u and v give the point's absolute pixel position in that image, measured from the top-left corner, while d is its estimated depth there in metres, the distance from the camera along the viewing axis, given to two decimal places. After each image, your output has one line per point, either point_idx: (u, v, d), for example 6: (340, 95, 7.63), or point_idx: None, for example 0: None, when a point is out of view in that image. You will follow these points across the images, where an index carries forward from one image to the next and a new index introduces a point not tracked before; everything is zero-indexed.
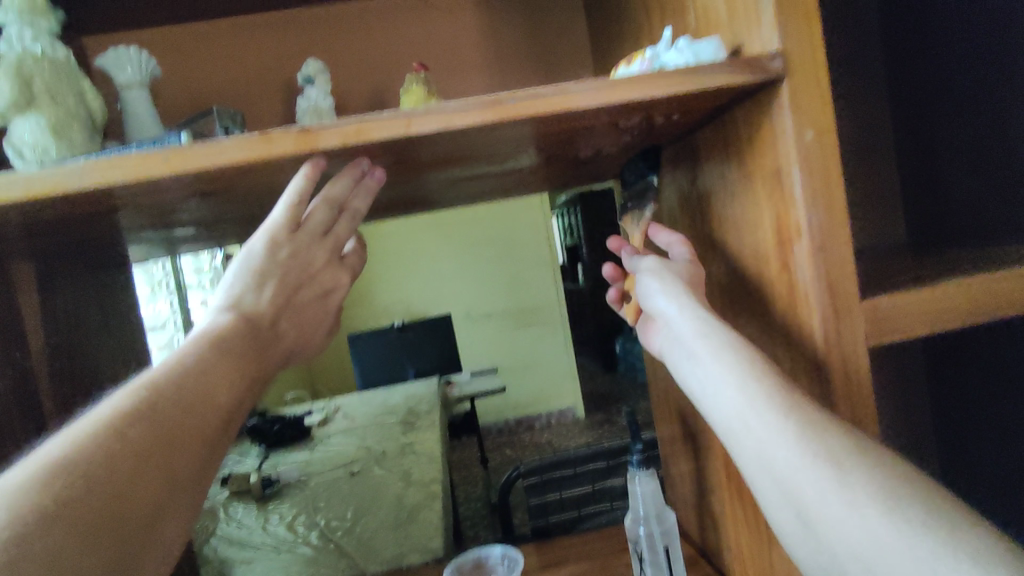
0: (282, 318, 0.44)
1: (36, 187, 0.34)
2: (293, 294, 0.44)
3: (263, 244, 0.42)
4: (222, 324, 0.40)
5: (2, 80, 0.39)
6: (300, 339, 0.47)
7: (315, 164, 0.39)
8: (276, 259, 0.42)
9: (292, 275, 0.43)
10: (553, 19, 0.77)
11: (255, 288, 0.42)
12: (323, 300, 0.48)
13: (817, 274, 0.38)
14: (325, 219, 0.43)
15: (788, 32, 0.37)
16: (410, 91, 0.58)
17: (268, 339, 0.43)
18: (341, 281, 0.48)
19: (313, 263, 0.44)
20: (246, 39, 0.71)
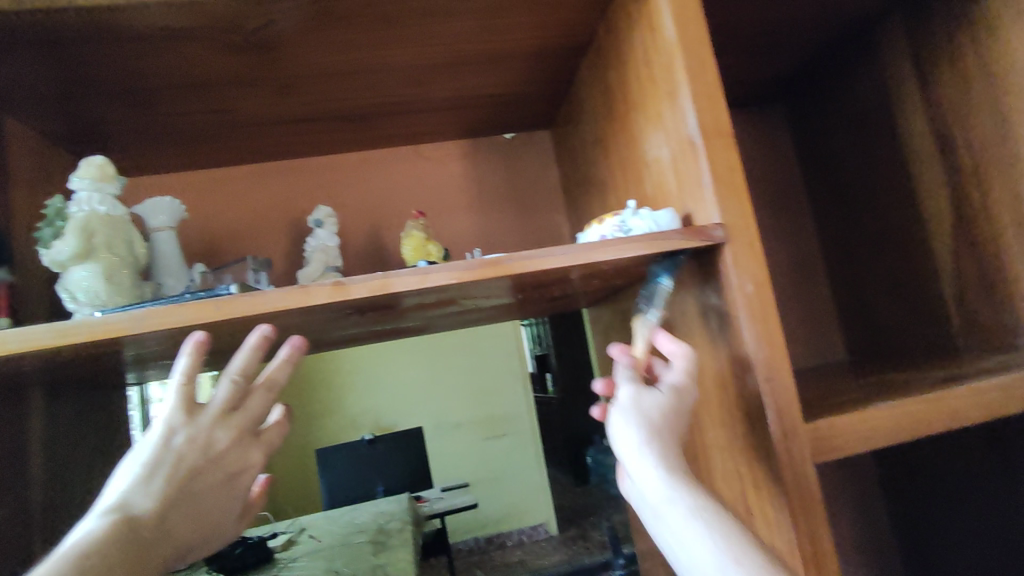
0: (178, 511, 0.42)
1: (104, 331, 0.40)
2: (193, 482, 0.43)
3: (158, 435, 0.42)
4: (102, 527, 0.38)
5: (70, 237, 0.45)
6: (195, 535, 0.43)
7: (199, 341, 0.43)
8: (172, 448, 0.42)
9: (193, 460, 0.43)
10: (529, 169, 0.89)
11: (145, 484, 0.41)
12: (229, 487, 0.45)
13: (767, 402, 0.45)
14: (233, 398, 0.45)
15: (726, 208, 0.47)
16: (409, 235, 0.66)
17: (156, 537, 0.40)
18: (250, 461, 0.46)
19: (215, 445, 0.44)
20: (259, 184, 0.80)
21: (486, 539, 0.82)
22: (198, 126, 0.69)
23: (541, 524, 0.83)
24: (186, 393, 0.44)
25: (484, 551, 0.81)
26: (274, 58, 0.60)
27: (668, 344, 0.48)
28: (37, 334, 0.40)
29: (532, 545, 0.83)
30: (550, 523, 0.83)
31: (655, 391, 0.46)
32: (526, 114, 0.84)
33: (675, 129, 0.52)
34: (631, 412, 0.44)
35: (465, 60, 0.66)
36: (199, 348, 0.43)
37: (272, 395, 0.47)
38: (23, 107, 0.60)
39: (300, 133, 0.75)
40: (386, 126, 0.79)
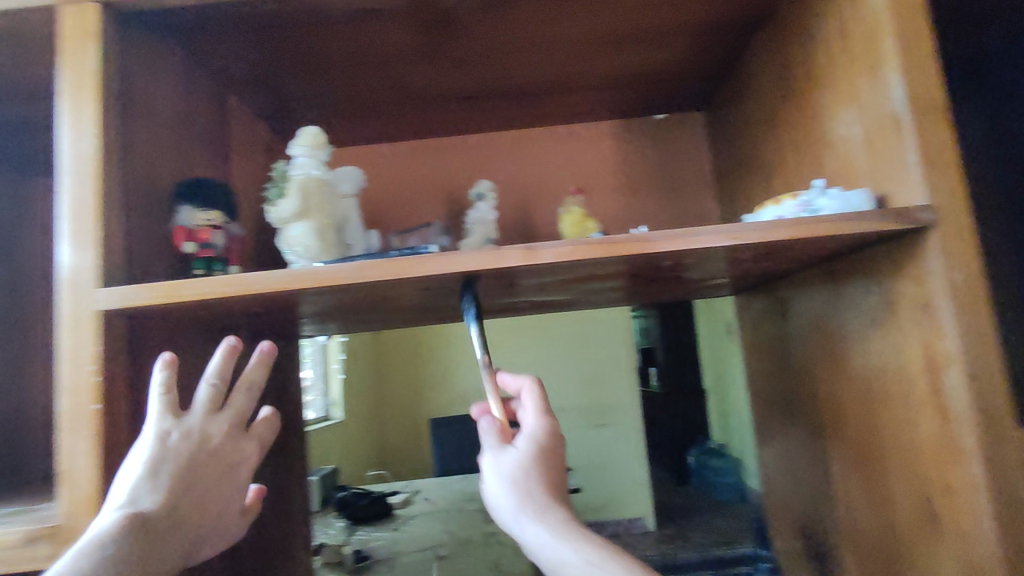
0: (187, 502, 0.46)
1: (321, 282, 0.44)
2: (193, 474, 0.46)
3: (151, 438, 0.45)
4: (114, 525, 0.41)
5: (292, 197, 0.51)
6: (204, 525, 0.48)
7: (264, 349, 0.50)
8: (170, 447, 0.45)
9: (190, 456, 0.46)
10: (681, 150, 0.87)
11: (149, 482, 0.44)
12: (229, 478, 0.50)
13: (970, 400, 0.42)
14: (214, 400, 0.49)
15: (937, 189, 0.44)
16: (568, 211, 0.68)
17: (167, 528, 0.44)
18: (246, 452, 0.51)
19: (209, 440, 0.48)
20: (421, 159, 0.85)
21: None
22: (378, 100, 0.75)
23: None
24: (169, 401, 0.46)
25: None
26: (457, 35, 0.63)
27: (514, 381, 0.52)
28: (272, 278, 0.44)
29: None
30: None
31: (509, 449, 0.46)
32: (682, 93, 0.82)
33: (875, 104, 0.49)
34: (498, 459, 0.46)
35: (634, 35, 0.66)
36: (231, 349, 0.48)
37: (253, 391, 0.51)
38: (241, 84, 0.69)
39: (464, 109, 0.79)
40: (544, 104, 0.80)
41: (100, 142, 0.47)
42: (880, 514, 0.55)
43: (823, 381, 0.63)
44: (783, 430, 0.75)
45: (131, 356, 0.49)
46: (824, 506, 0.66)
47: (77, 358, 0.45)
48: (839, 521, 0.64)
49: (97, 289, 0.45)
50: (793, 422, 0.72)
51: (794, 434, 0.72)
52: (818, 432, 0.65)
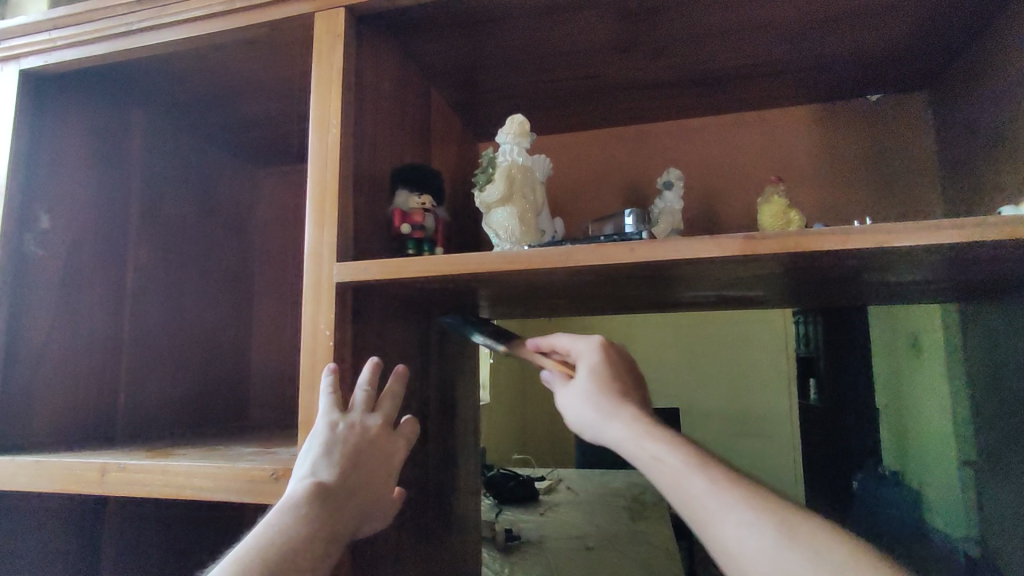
0: (353, 482, 0.48)
1: (538, 262, 0.46)
2: (357, 459, 0.48)
3: (321, 424, 0.48)
4: (298, 494, 0.45)
5: (498, 182, 0.54)
6: (368, 507, 0.49)
7: (398, 370, 0.52)
8: (338, 435, 0.48)
9: (355, 444, 0.48)
10: (897, 136, 0.77)
11: (324, 460, 0.47)
12: (386, 467, 0.51)
13: None
14: (368, 400, 0.50)
15: None
16: (769, 200, 0.63)
17: (342, 500, 0.46)
18: (397, 447, 0.52)
19: (368, 432, 0.49)
20: (603, 149, 0.85)
21: None
22: (568, 91, 0.75)
23: None
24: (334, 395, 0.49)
25: None
26: (660, 20, 0.61)
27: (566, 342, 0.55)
28: (490, 259, 0.46)
29: None
30: None
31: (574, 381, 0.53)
32: (904, 72, 0.72)
33: None
34: (580, 391, 0.51)
35: (858, 11, 0.59)
36: (375, 366, 0.51)
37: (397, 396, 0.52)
38: (444, 78, 0.73)
39: (653, 97, 0.77)
40: (740, 89, 0.76)
41: (340, 133, 0.52)
42: None
43: None
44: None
45: (358, 324, 0.53)
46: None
47: (317, 322, 0.50)
48: None
49: (335, 265, 0.50)
50: None
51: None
52: None
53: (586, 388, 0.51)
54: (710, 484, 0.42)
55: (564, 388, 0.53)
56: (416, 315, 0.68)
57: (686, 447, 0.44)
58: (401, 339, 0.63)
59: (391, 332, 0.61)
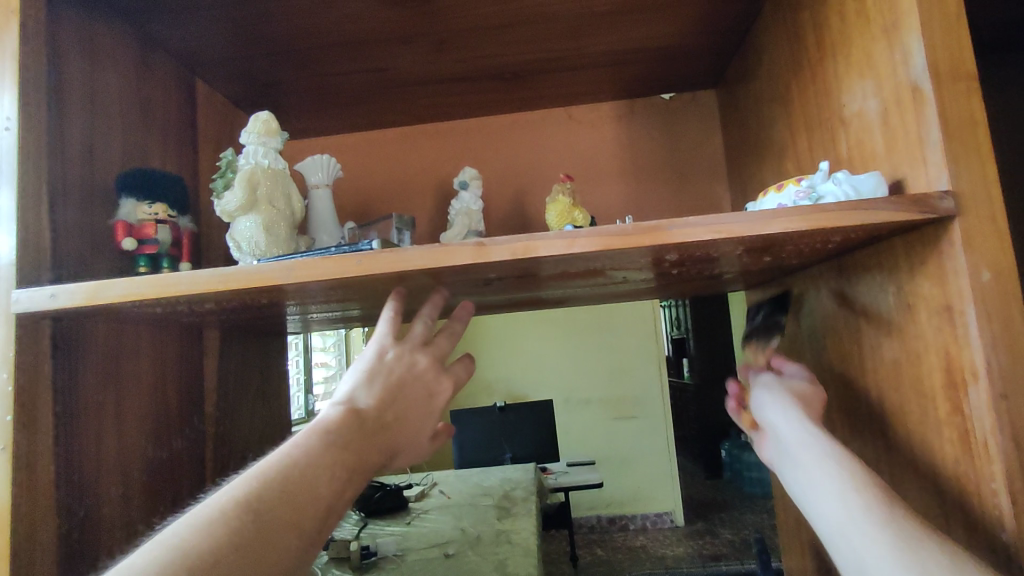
0: (392, 418, 0.40)
1: (257, 279, 0.40)
2: (404, 390, 0.42)
3: (372, 349, 0.43)
4: (335, 415, 0.38)
5: (237, 188, 0.48)
6: (405, 442, 0.42)
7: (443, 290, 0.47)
8: (385, 362, 0.42)
9: (401, 373, 0.42)
10: (687, 134, 0.80)
11: (366, 387, 0.41)
12: (430, 409, 0.44)
13: (997, 424, 0.35)
14: (423, 332, 0.45)
15: (958, 173, 0.36)
16: (555, 200, 0.62)
17: (376, 432, 0.39)
18: (443, 387, 0.45)
19: (417, 366, 0.43)
20: (410, 147, 0.81)
21: None
22: (356, 86, 0.70)
23: None
24: (393, 322, 0.44)
25: None
26: (429, 11, 0.57)
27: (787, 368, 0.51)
28: (201, 279, 0.40)
29: None
30: None
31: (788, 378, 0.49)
32: (690, 70, 0.74)
33: (892, 75, 0.41)
34: (771, 390, 0.47)
35: (624, 8, 0.60)
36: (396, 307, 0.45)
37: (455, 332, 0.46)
38: (209, 71, 0.65)
39: (452, 93, 0.74)
40: (536, 86, 0.74)
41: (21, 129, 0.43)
42: None
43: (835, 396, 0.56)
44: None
45: (62, 358, 0.45)
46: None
47: None
48: None
49: (13, 290, 0.41)
50: None
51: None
52: None
53: (790, 399, 0.45)
54: (817, 455, 0.39)
55: (764, 380, 0.49)
56: (172, 339, 0.59)
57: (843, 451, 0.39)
58: (147, 370, 0.55)
59: (130, 366, 0.53)
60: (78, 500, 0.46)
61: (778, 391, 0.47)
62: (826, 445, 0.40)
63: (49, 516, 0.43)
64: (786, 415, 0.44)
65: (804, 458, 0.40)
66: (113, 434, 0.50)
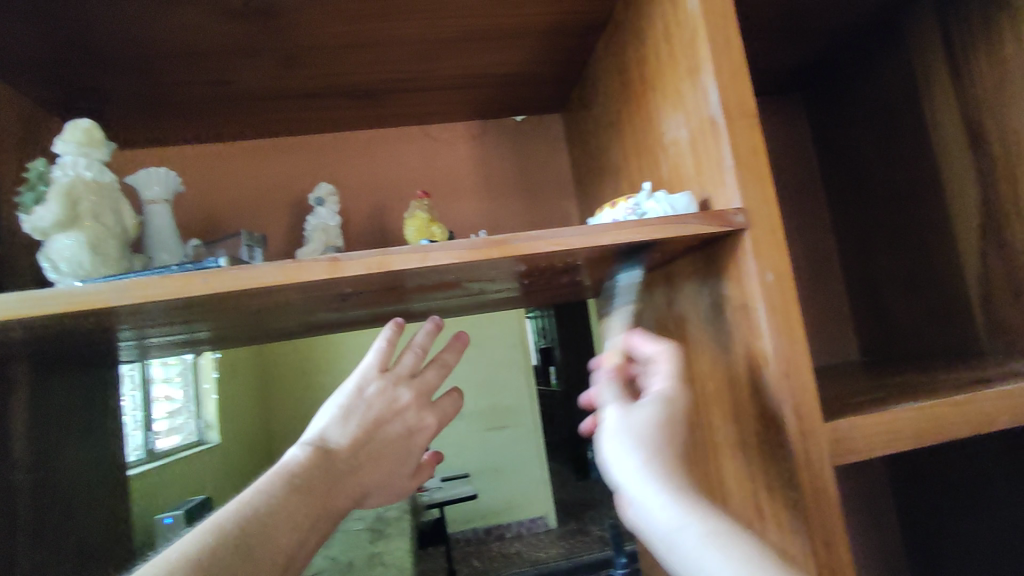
0: (362, 457, 0.46)
1: (81, 303, 0.37)
2: (378, 431, 0.47)
3: (354, 383, 0.47)
4: (304, 455, 0.43)
5: (52, 202, 0.43)
6: (376, 478, 0.47)
7: (435, 321, 0.49)
8: (363, 398, 0.47)
9: (377, 411, 0.47)
10: (538, 153, 0.86)
11: (341, 425, 0.46)
12: (407, 444, 0.49)
13: (783, 399, 0.42)
14: (413, 366, 0.48)
15: (747, 193, 0.44)
16: (412, 215, 0.64)
17: (343, 474, 0.44)
18: (427, 422, 0.50)
19: (397, 402, 0.48)
20: (260, 161, 0.78)
21: (484, 531, 0.93)
22: (197, 96, 0.66)
23: (541, 517, 0.95)
24: (380, 357, 0.48)
25: (480, 542, 0.93)
26: (276, 25, 0.56)
27: (646, 347, 0.47)
28: (12, 304, 0.37)
29: (529, 537, 0.94)
30: (549, 517, 0.95)
31: (644, 406, 0.42)
32: (537, 95, 0.80)
33: (695, 109, 0.49)
34: (631, 431, 0.40)
35: (473, 36, 0.63)
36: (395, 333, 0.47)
37: (444, 370, 0.51)
38: (14, 72, 0.58)
39: (304, 107, 0.72)
40: (391, 104, 0.75)
41: None
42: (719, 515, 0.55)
43: None
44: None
45: None
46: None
47: None
48: None
49: None
50: None
51: None
52: None
53: (653, 443, 0.40)
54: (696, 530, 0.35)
55: (620, 415, 0.42)
56: None
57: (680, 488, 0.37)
58: None
59: None
60: None
61: (646, 441, 0.40)
62: (700, 521, 0.35)
63: None
64: (641, 468, 0.38)
65: (684, 547, 0.35)
66: None
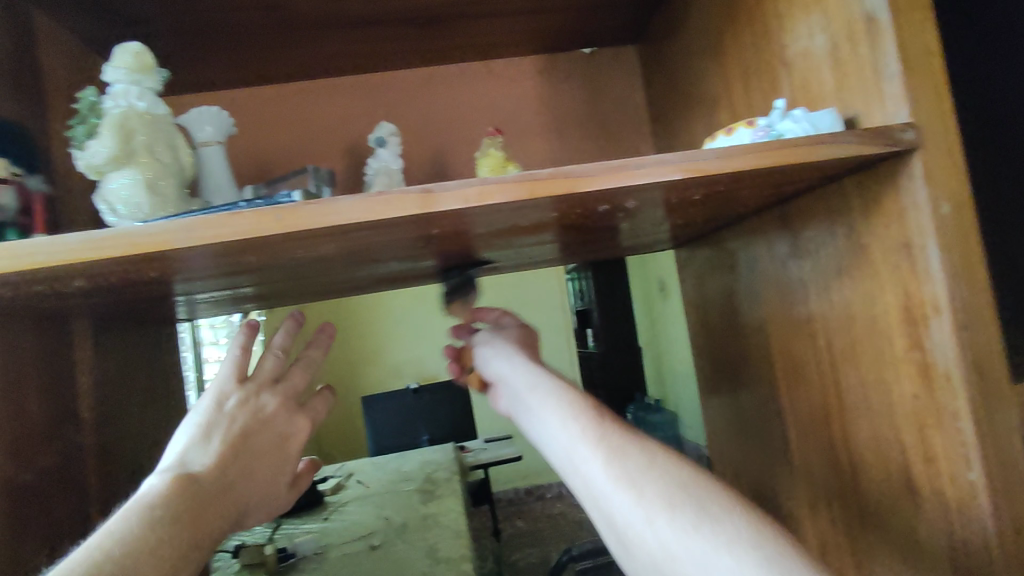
0: (233, 473, 0.42)
1: (145, 244, 0.32)
2: (249, 441, 0.44)
3: (209, 401, 0.44)
4: (162, 485, 0.37)
5: (106, 135, 0.38)
6: (253, 494, 0.44)
7: (296, 317, 0.49)
8: (225, 410, 0.43)
9: (243, 423, 0.44)
10: (611, 90, 0.77)
11: (201, 445, 0.42)
12: (281, 450, 0.47)
13: (962, 355, 0.35)
14: (274, 371, 0.47)
15: (918, 104, 0.36)
16: (486, 154, 0.57)
17: (218, 493, 0.40)
18: (299, 425, 0.49)
19: (265, 408, 0.45)
20: (314, 103, 0.72)
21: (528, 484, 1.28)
22: (247, 28, 0.60)
23: None
24: (236, 364, 0.46)
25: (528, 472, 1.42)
26: None
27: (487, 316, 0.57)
28: (69, 246, 0.31)
29: None
30: None
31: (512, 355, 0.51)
32: (614, 22, 0.71)
33: (841, 7, 0.40)
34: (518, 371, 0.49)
35: None
36: (245, 335, 0.46)
37: (310, 368, 0.50)
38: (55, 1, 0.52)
39: (361, 40, 0.65)
40: (453, 35, 0.68)
41: None
42: (843, 484, 0.49)
43: (781, 344, 0.56)
44: (728, 388, 0.69)
45: None
46: (772, 469, 0.62)
47: None
48: (787, 491, 0.59)
49: None
50: (743, 380, 0.65)
51: (744, 395, 0.65)
52: (773, 387, 0.59)
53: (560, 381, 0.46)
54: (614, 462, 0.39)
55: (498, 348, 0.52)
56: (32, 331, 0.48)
57: (569, 391, 0.45)
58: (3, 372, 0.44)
59: None
60: None
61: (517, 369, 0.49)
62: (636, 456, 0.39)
63: None
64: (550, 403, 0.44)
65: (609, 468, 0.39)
66: None
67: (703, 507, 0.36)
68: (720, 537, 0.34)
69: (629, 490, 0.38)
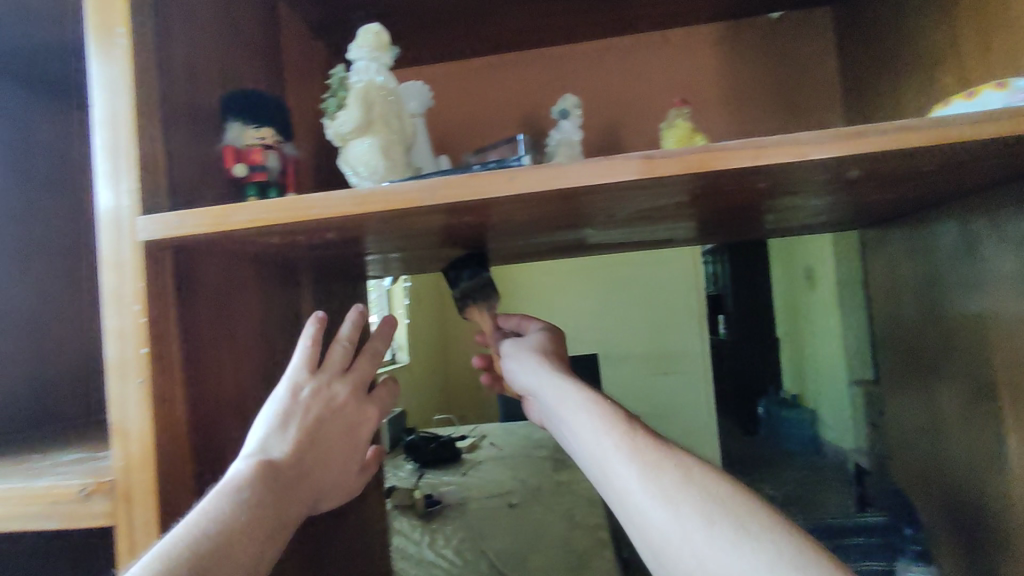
0: (307, 462, 0.45)
1: (397, 200, 0.36)
2: (321, 429, 0.45)
3: (286, 389, 0.45)
4: (247, 470, 0.40)
5: (353, 106, 0.43)
6: (325, 480, 0.47)
7: (359, 311, 0.49)
8: (301, 400, 0.45)
9: (318, 414, 0.45)
10: (800, 57, 0.72)
11: (280, 434, 0.44)
12: (352, 438, 0.49)
13: None
14: (343, 360, 0.48)
15: None
16: (674, 125, 0.57)
17: (294, 482, 0.43)
18: (369, 414, 0.50)
19: (337, 399, 0.47)
20: (495, 78, 0.75)
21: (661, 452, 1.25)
22: (446, 8, 0.64)
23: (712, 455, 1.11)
24: (310, 354, 0.46)
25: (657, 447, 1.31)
26: None
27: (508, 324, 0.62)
28: (335, 201, 0.36)
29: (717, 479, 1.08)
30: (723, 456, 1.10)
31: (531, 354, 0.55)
32: None
33: None
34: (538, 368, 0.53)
35: None
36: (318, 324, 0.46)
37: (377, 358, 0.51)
38: None
39: (546, 15, 0.67)
40: (637, 6, 0.67)
41: (129, 50, 0.39)
42: None
43: (1002, 336, 0.50)
44: (928, 382, 0.63)
45: (182, 290, 0.43)
46: (974, 472, 0.56)
47: (121, 300, 0.39)
48: (993, 499, 0.54)
49: (137, 218, 0.39)
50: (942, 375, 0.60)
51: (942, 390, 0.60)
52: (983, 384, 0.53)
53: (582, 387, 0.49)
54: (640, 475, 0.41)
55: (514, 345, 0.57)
56: (273, 277, 0.57)
57: (597, 398, 0.47)
58: (254, 309, 0.53)
59: (241, 303, 0.51)
60: (203, 444, 0.44)
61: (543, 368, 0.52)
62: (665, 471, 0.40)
63: (188, 456, 0.43)
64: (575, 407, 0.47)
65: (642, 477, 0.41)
66: (229, 373, 0.48)
67: (740, 522, 0.37)
68: (763, 557, 0.34)
69: (662, 501, 0.39)
